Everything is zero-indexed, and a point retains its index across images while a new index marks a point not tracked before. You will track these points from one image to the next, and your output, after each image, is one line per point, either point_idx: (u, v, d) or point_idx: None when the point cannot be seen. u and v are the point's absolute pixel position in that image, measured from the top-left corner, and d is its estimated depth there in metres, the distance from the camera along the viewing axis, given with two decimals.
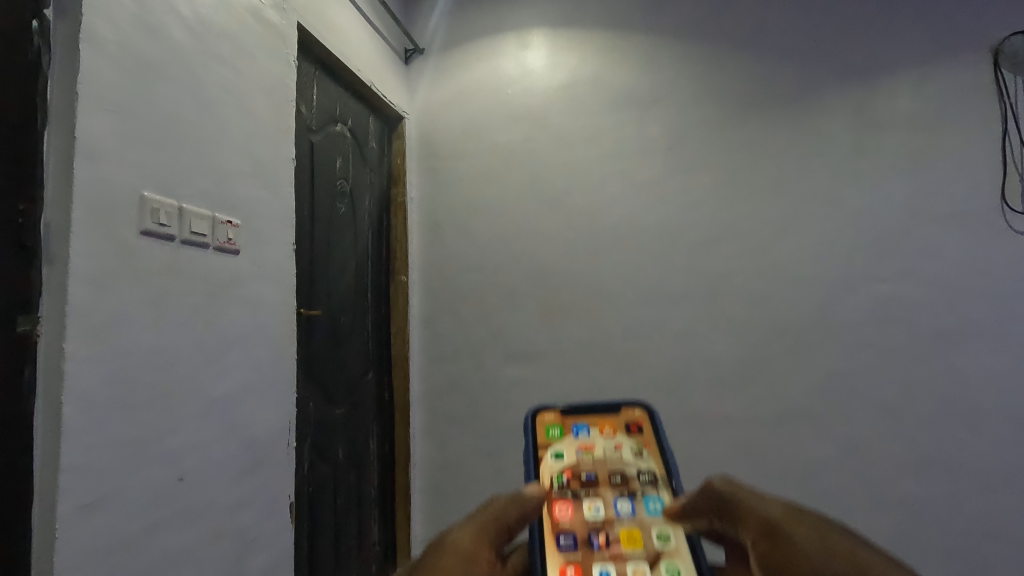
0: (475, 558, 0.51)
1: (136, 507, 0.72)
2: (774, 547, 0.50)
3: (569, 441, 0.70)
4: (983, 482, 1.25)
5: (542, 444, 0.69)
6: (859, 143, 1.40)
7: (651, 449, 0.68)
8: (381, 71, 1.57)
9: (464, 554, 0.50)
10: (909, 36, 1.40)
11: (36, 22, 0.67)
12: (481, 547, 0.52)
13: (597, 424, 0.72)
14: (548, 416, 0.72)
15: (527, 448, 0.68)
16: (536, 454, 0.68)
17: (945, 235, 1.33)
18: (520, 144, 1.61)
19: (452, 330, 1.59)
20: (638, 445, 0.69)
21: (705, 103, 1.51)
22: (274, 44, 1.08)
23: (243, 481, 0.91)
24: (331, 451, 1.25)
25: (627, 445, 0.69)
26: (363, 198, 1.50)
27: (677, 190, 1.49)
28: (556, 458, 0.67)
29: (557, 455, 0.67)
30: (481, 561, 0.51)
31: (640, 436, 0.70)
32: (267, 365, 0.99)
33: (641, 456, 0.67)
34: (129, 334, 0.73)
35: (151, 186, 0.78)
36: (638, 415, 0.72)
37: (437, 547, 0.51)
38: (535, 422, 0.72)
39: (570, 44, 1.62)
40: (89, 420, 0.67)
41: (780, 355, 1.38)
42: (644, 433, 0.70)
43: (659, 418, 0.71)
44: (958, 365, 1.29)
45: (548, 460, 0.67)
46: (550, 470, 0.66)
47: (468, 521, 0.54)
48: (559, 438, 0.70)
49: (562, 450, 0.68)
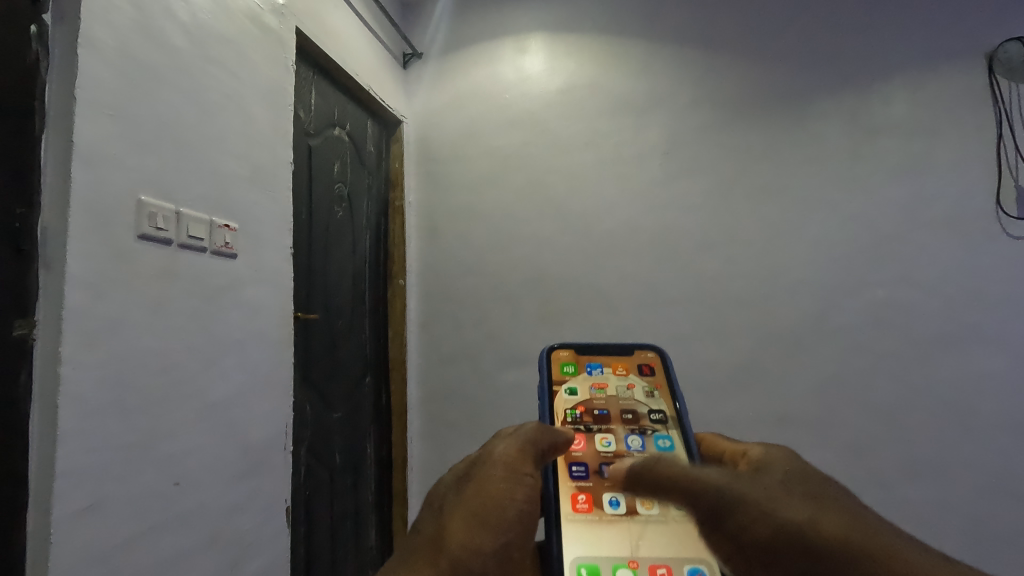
0: (516, 473, 0.52)
1: (132, 511, 0.72)
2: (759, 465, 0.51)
3: (583, 378, 0.72)
4: (978, 485, 1.25)
5: (558, 378, 0.71)
6: (855, 149, 1.41)
7: (661, 387, 0.70)
8: (380, 75, 1.57)
9: (507, 470, 0.52)
10: (904, 42, 1.41)
11: (34, 28, 0.68)
12: (522, 461, 0.53)
13: (611, 364, 0.74)
14: (563, 355, 0.75)
15: (543, 374, 0.70)
16: (552, 385, 0.70)
17: (940, 240, 1.34)
18: (518, 148, 1.61)
19: (449, 334, 1.59)
20: (647, 386, 0.71)
21: (702, 107, 1.51)
22: (272, 48, 1.08)
23: (239, 485, 0.91)
24: (328, 455, 1.25)
25: (639, 385, 0.71)
26: (361, 202, 1.50)
27: (674, 195, 1.49)
28: (569, 391, 0.70)
29: (571, 390, 0.70)
30: (522, 476, 0.52)
31: (652, 376, 0.72)
32: (264, 369, 0.99)
33: (652, 395, 0.69)
34: (125, 338, 0.73)
35: (148, 191, 0.78)
36: (650, 358, 0.74)
37: (481, 461, 0.53)
38: (551, 359, 0.74)
39: (568, 49, 1.62)
40: (85, 423, 0.67)
41: (777, 359, 1.38)
42: (656, 374, 0.72)
43: (669, 360, 0.73)
44: (953, 369, 1.29)
45: (562, 395, 0.69)
46: (564, 402, 0.68)
47: (508, 438, 0.55)
48: (574, 374, 0.72)
49: (575, 387, 0.71)
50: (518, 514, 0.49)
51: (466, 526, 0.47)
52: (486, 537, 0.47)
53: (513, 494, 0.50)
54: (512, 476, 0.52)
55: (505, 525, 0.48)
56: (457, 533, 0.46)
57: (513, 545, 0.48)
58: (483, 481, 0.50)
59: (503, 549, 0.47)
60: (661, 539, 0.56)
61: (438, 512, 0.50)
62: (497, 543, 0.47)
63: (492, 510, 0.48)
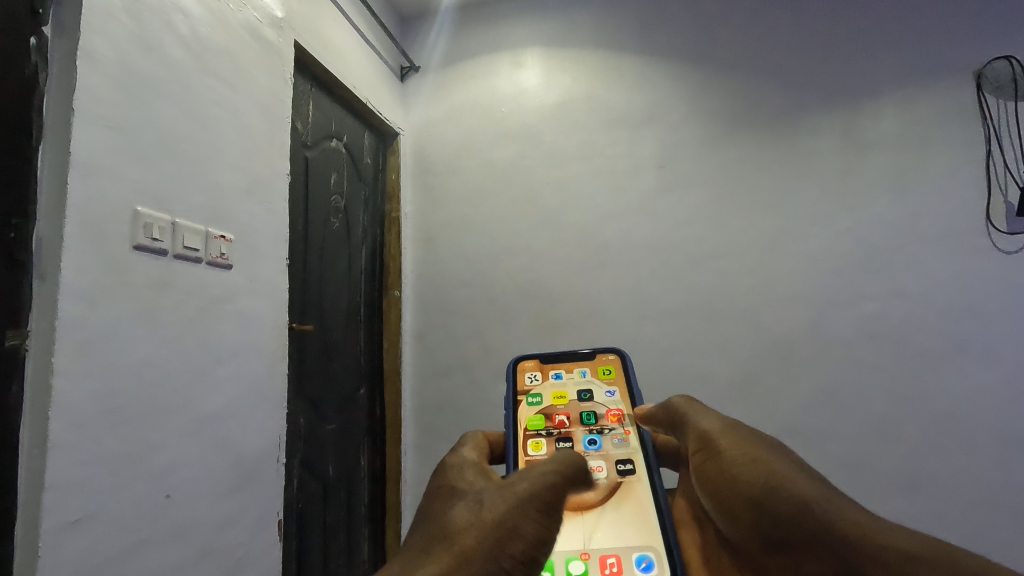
0: (489, 471, 0.54)
1: (122, 525, 0.71)
2: (708, 456, 0.55)
3: (547, 385, 0.75)
4: (973, 499, 1.25)
5: (523, 388, 0.75)
6: (847, 164, 1.43)
7: (621, 389, 0.74)
8: (377, 88, 1.59)
9: None
10: (893, 60, 1.44)
11: (34, 39, 0.68)
12: (486, 461, 0.56)
13: (574, 371, 0.77)
14: (528, 364, 0.78)
15: (509, 385, 0.73)
16: (516, 395, 0.73)
17: (932, 254, 1.35)
18: (513, 160, 1.62)
19: (444, 346, 1.59)
20: (609, 387, 0.74)
21: (696, 120, 1.53)
22: (270, 60, 1.09)
23: (231, 497, 0.91)
24: (321, 467, 1.24)
25: (599, 388, 0.74)
26: (357, 213, 1.50)
27: (669, 208, 1.50)
28: (534, 400, 0.73)
29: (535, 399, 0.73)
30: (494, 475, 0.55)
31: (612, 379, 0.75)
32: (257, 380, 0.98)
33: (610, 398, 0.73)
34: (118, 349, 0.72)
35: (145, 201, 0.78)
36: (612, 361, 0.77)
37: (452, 467, 0.55)
38: (517, 370, 0.77)
39: (563, 64, 1.64)
40: (76, 435, 0.66)
41: (772, 372, 1.38)
42: (616, 376, 0.75)
43: (630, 361, 0.76)
44: (947, 382, 1.30)
45: (526, 401, 0.73)
46: (529, 411, 0.71)
47: (467, 448, 0.58)
48: (538, 384, 0.75)
49: (539, 395, 0.74)
50: None
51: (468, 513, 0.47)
52: None
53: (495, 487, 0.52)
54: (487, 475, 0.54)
55: None
56: (472, 514, 0.48)
57: None
58: (465, 482, 0.52)
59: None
60: (614, 530, 0.58)
61: (447, 499, 0.50)
62: None
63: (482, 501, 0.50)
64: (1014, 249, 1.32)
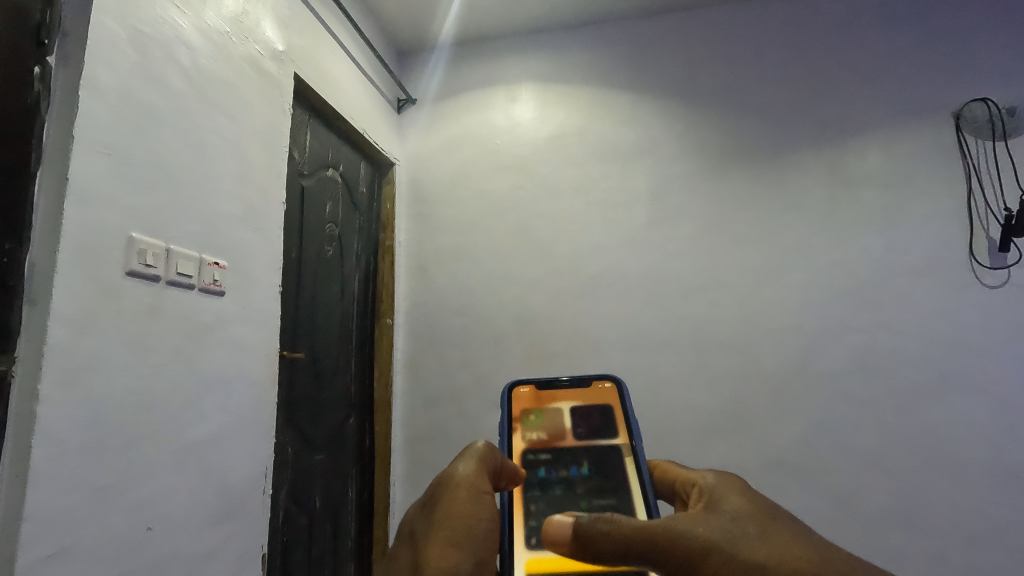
0: (478, 493, 0.53)
1: (98, 559, 0.68)
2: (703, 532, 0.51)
3: (543, 418, 0.71)
4: (968, 536, 1.24)
5: (518, 419, 0.71)
6: (833, 199, 1.46)
7: (617, 419, 0.69)
8: (374, 118, 1.61)
9: (470, 489, 0.53)
10: (875, 102, 1.49)
11: (38, 69, 0.70)
12: (483, 479, 0.55)
13: (571, 400, 0.72)
14: (524, 395, 0.73)
15: (502, 416, 0.70)
16: (511, 429, 0.70)
17: (918, 288, 1.38)
18: (507, 191, 1.65)
19: (435, 376, 1.58)
20: (608, 421, 0.69)
21: (687, 155, 1.57)
22: (271, 93, 1.12)
23: (213, 530, 0.88)
24: (307, 499, 1.21)
25: (595, 423, 0.69)
26: (352, 242, 1.51)
27: (661, 240, 1.53)
28: (533, 434, 0.69)
29: (530, 433, 0.69)
30: (483, 496, 0.54)
31: (607, 408, 0.70)
32: (245, 409, 0.97)
33: (607, 428, 0.68)
34: (105, 377, 0.71)
35: (140, 228, 0.78)
36: (607, 389, 0.72)
37: (443, 484, 0.54)
38: (512, 399, 0.73)
39: (558, 99, 1.68)
40: (58, 463, 0.64)
41: (763, 404, 1.38)
42: (612, 406, 0.70)
43: (627, 390, 0.71)
44: (938, 416, 1.31)
45: (521, 437, 0.69)
46: (525, 448, 0.67)
47: (466, 458, 0.57)
48: (534, 417, 0.71)
49: (535, 427, 0.70)
50: (488, 531, 0.51)
51: (441, 549, 0.47)
52: (461, 556, 0.48)
53: (479, 513, 0.52)
54: (476, 498, 0.53)
55: (476, 544, 0.49)
56: (433, 556, 0.47)
57: (485, 563, 0.49)
58: (449, 506, 0.51)
59: (476, 569, 0.48)
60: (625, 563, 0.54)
61: (409, 544, 0.50)
62: (471, 562, 0.48)
63: (464, 532, 0.50)
64: (998, 283, 1.35)
